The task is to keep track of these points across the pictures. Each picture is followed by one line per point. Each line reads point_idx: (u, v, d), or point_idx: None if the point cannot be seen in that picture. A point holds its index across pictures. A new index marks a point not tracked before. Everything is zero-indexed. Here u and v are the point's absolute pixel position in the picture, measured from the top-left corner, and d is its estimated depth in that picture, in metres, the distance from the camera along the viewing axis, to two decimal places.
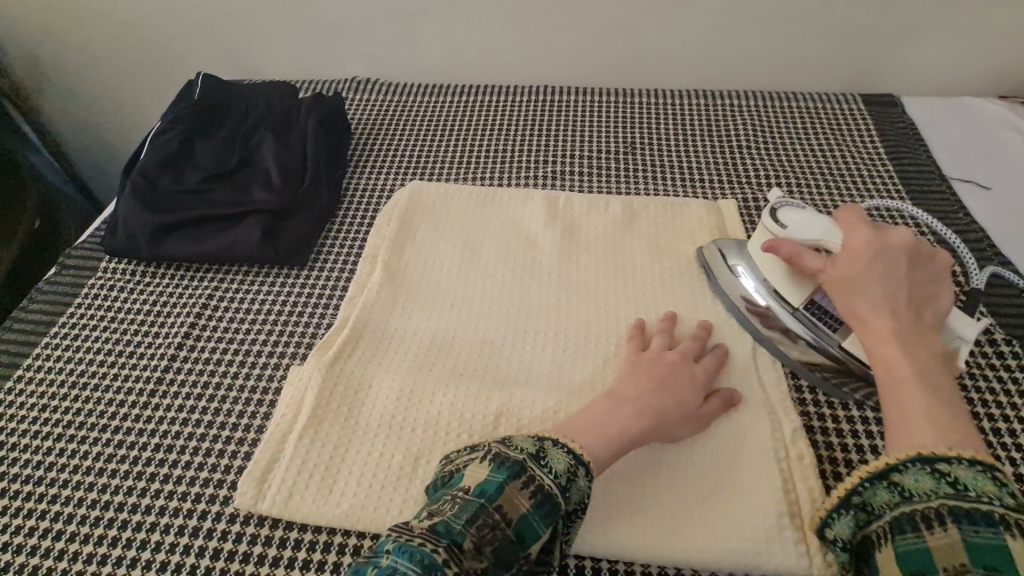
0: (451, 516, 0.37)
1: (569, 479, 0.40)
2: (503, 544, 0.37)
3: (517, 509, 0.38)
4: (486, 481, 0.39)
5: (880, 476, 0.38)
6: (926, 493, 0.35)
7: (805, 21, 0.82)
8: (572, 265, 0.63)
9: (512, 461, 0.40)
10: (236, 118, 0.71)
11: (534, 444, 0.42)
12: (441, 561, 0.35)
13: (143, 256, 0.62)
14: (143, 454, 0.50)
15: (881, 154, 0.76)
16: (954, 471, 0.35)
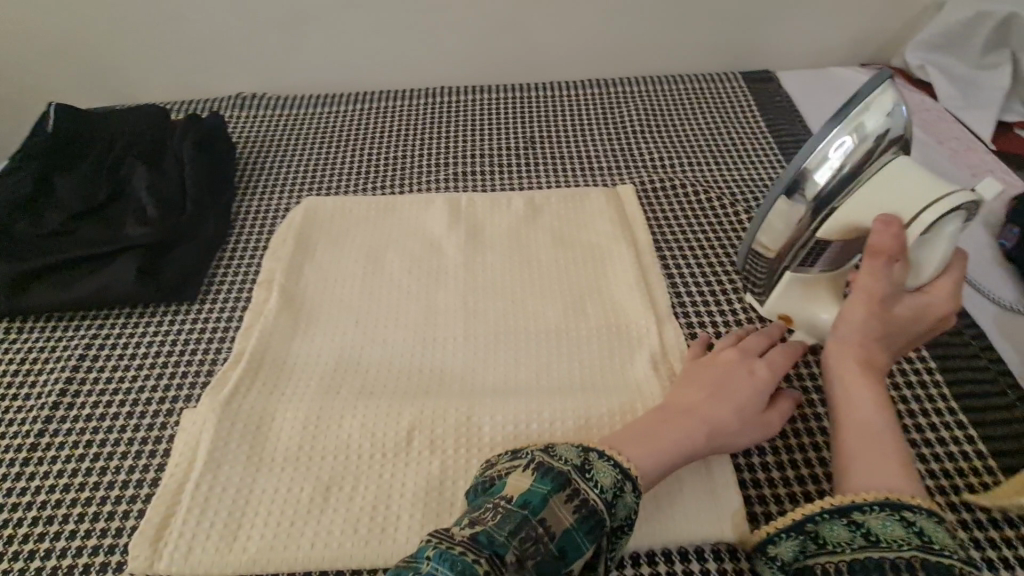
0: (493, 525, 0.35)
1: (616, 495, 0.39)
2: (545, 557, 0.35)
3: (560, 519, 0.36)
4: (530, 489, 0.37)
5: (845, 515, 0.38)
6: (893, 539, 0.36)
7: (679, 7, 0.86)
8: (478, 267, 0.62)
9: (559, 473, 0.39)
10: (102, 149, 0.65)
11: (580, 455, 0.40)
12: (484, 572, 0.33)
13: (2, 309, 0.56)
14: (18, 530, 0.45)
15: (764, 126, 0.81)
16: (919, 522, 0.36)
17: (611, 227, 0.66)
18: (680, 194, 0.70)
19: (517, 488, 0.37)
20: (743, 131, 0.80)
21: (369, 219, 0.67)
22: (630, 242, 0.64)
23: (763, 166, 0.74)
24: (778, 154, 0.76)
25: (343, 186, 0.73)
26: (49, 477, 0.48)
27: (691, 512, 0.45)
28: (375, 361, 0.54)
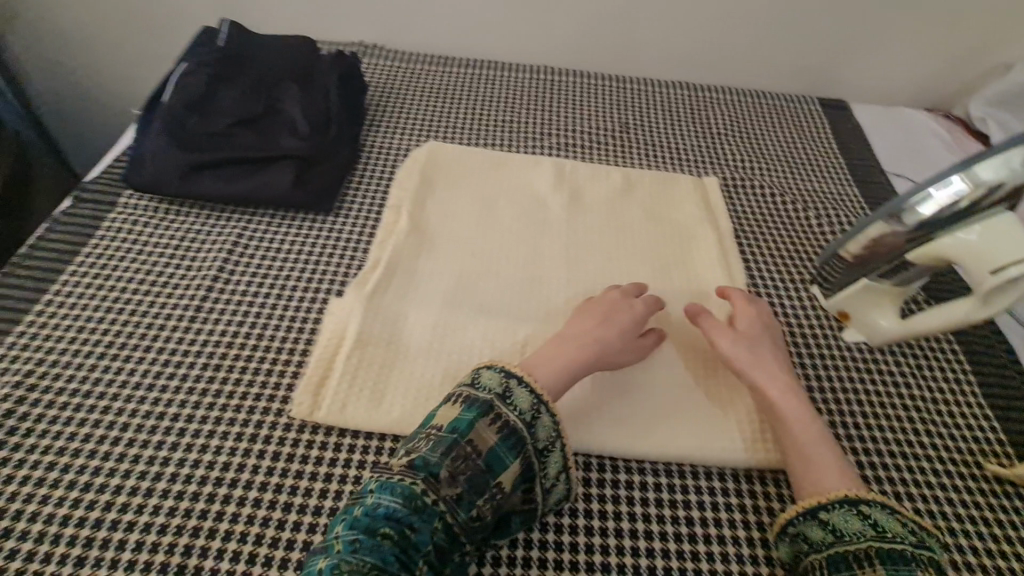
0: (429, 450, 0.43)
1: (534, 415, 0.47)
2: (470, 474, 0.43)
3: (485, 441, 0.44)
4: (457, 418, 0.45)
5: (815, 515, 0.44)
6: (855, 534, 0.42)
7: (777, 28, 0.93)
8: (578, 223, 0.71)
9: (481, 401, 0.46)
10: (260, 68, 0.73)
11: (500, 382, 0.47)
12: (419, 490, 0.41)
13: (172, 192, 0.65)
14: (193, 372, 0.55)
15: (836, 147, 0.89)
16: (873, 515, 0.43)
17: (696, 211, 0.74)
18: (757, 193, 0.79)
19: (446, 420, 0.45)
20: (817, 148, 0.88)
21: (484, 168, 0.75)
22: (712, 225, 0.72)
23: (834, 181, 0.82)
24: (847, 173, 0.84)
25: (458, 136, 0.81)
26: (217, 339, 0.57)
27: (752, 446, 0.53)
28: (489, 287, 0.62)
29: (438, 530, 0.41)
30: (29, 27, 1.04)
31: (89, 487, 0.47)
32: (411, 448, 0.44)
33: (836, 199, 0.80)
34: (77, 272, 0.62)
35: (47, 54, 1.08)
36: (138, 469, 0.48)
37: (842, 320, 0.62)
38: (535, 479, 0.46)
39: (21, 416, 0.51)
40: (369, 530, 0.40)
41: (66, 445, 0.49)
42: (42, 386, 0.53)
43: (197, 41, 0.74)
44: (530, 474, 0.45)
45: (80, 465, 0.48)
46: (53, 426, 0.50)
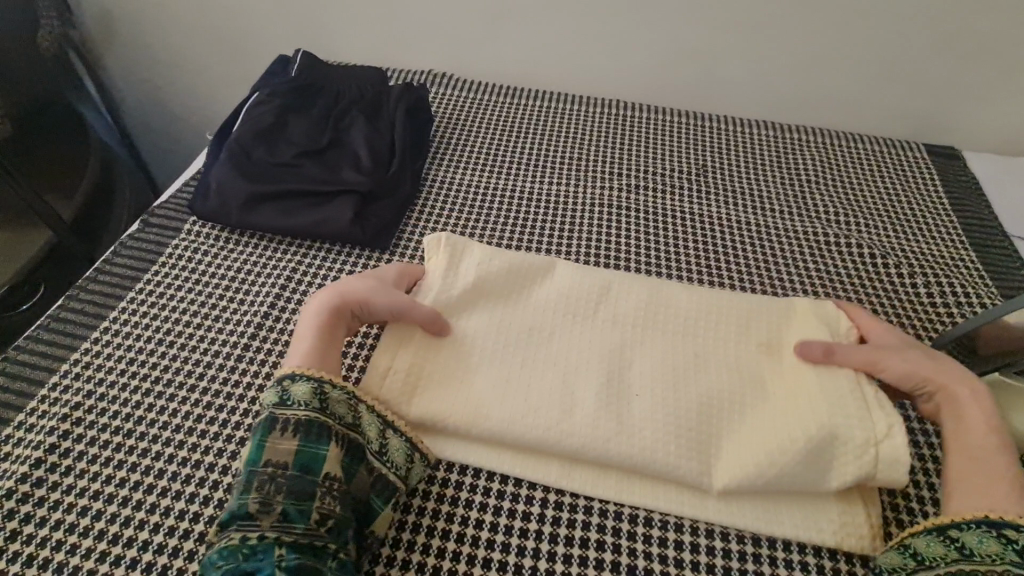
0: (234, 500, 0.43)
1: (322, 398, 0.47)
2: (288, 486, 0.43)
3: (283, 454, 0.45)
4: (247, 454, 0.45)
5: (942, 531, 0.43)
6: (990, 555, 0.40)
7: (880, 67, 0.84)
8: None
9: (263, 420, 0.46)
10: (330, 99, 0.72)
11: (277, 390, 0.47)
12: (236, 543, 0.41)
13: (232, 222, 0.64)
14: (233, 418, 0.54)
15: (946, 202, 0.78)
16: (1022, 540, 0.40)
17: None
18: (854, 254, 0.70)
19: (241, 463, 0.45)
20: (924, 204, 0.77)
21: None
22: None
23: (945, 243, 0.72)
24: (962, 235, 0.73)
25: (523, 174, 0.77)
26: (259, 385, 0.56)
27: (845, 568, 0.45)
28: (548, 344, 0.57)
29: (282, 558, 0.40)
30: (126, 51, 1.11)
31: (116, 540, 0.46)
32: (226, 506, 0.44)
33: (948, 265, 0.69)
34: (134, 300, 0.62)
35: (140, 74, 1.15)
36: (166, 522, 0.47)
37: None
38: (365, 452, 0.47)
39: (64, 452, 0.51)
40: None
41: (101, 489, 0.49)
42: (88, 421, 0.53)
43: (273, 70, 0.74)
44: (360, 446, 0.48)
45: (111, 511, 0.48)
46: (90, 466, 0.50)
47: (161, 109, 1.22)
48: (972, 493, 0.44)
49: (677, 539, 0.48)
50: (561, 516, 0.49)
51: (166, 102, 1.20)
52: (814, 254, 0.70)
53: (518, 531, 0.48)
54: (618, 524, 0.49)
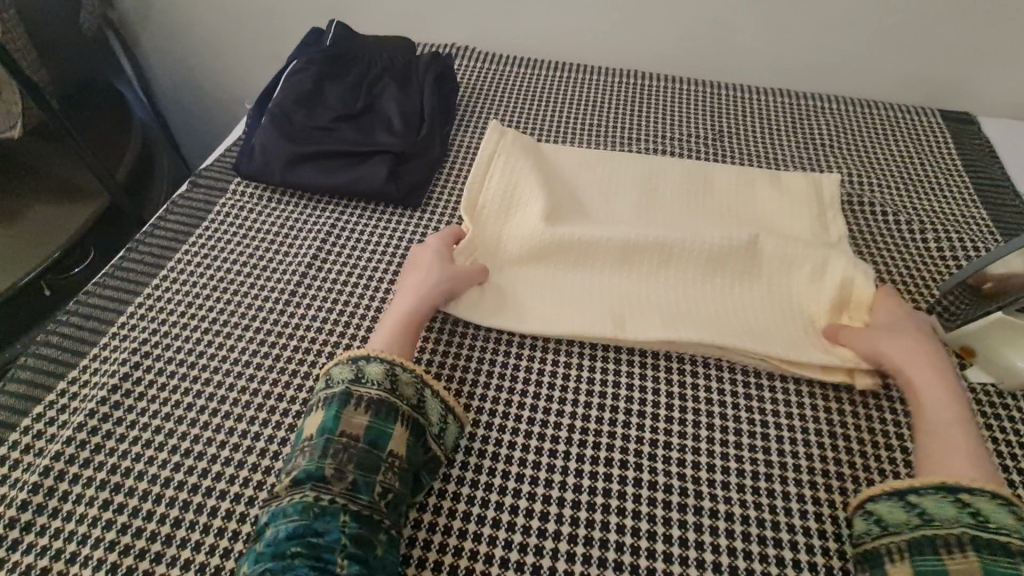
0: (310, 461, 0.48)
1: (393, 379, 0.52)
2: (359, 457, 0.48)
3: (355, 426, 0.49)
4: (322, 422, 0.50)
5: (901, 497, 0.46)
6: (946, 518, 0.44)
7: (897, 32, 0.86)
8: (646, 213, 0.67)
9: (338, 395, 0.51)
10: (362, 67, 0.76)
11: (351, 369, 0.52)
12: (310, 499, 0.46)
13: (275, 180, 0.68)
14: (285, 355, 0.59)
15: (958, 164, 0.80)
16: (975, 503, 0.44)
17: (810, 220, 0.66)
18: (868, 211, 0.72)
19: (314, 428, 0.50)
20: (936, 165, 0.79)
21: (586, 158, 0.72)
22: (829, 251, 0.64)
23: (954, 202, 0.74)
24: (974, 195, 0.75)
25: (546, 138, 0.81)
26: (307, 327, 0.61)
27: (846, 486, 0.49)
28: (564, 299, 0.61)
29: (347, 522, 0.45)
30: (159, 31, 1.15)
31: (189, 454, 0.52)
32: (295, 464, 0.48)
33: (959, 221, 0.71)
34: (188, 252, 0.67)
35: (173, 53, 1.19)
36: (231, 440, 0.53)
37: (966, 357, 0.57)
38: (427, 433, 0.51)
39: (136, 381, 0.57)
40: (279, 554, 0.43)
41: (172, 412, 0.55)
42: (155, 355, 0.59)
43: (309, 40, 0.78)
44: (422, 436, 0.51)
45: (180, 430, 0.54)
46: (161, 393, 0.56)
47: (194, 88, 1.27)
48: (952, 456, 0.47)
49: (694, 460, 0.53)
50: (587, 441, 0.54)
51: (198, 81, 1.25)
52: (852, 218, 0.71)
53: (547, 452, 0.53)
54: (641, 446, 0.54)
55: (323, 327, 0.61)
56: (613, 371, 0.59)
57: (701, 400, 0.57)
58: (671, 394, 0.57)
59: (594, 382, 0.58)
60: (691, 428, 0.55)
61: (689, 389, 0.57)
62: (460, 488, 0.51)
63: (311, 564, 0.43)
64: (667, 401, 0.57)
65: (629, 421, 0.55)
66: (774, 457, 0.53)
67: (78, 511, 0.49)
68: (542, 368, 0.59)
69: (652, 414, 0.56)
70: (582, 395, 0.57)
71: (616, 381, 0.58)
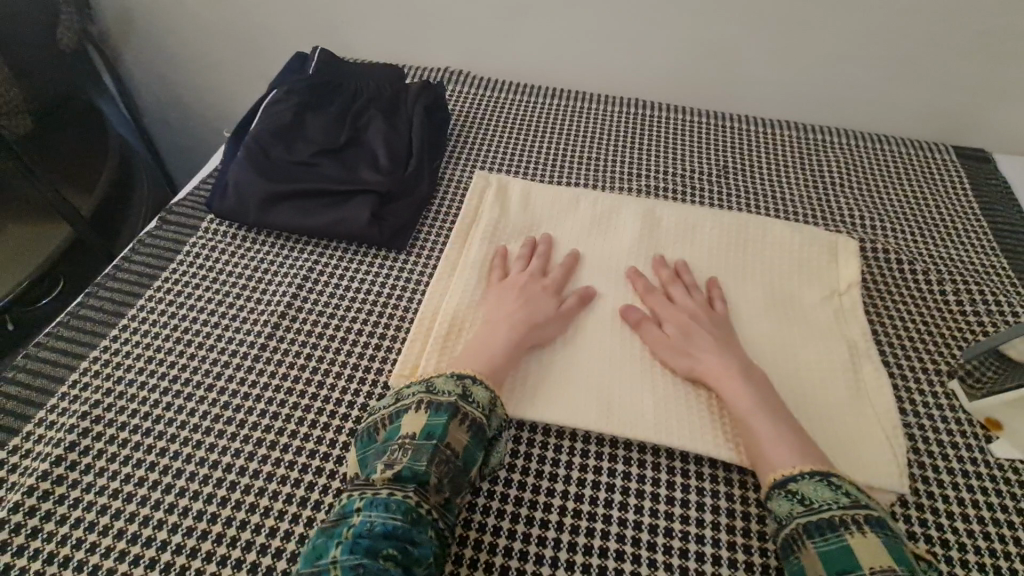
0: (414, 461, 0.45)
1: (496, 409, 0.50)
2: (456, 476, 0.46)
3: (459, 444, 0.47)
4: (429, 426, 0.47)
5: (785, 488, 0.46)
6: (788, 513, 0.45)
7: (911, 66, 0.82)
8: (642, 279, 0.62)
9: (446, 403, 0.48)
10: (348, 97, 0.72)
11: (458, 385, 0.50)
12: (412, 502, 0.43)
13: (249, 220, 0.64)
14: (250, 420, 0.53)
15: (974, 208, 0.76)
16: (800, 489, 0.45)
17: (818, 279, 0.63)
18: (881, 258, 0.68)
19: (417, 429, 0.47)
20: (951, 210, 0.75)
21: (582, 204, 0.68)
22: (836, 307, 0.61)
23: (972, 249, 0.70)
24: (992, 241, 0.71)
25: (542, 172, 0.76)
26: (277, 386, 0.56)
27: None
28: (554, 357, 0.57)
29: (435, 538, 0.43)
30: (143, 46, 1.11)
31: (136, 539, 0.46)
32: (393, 458, 0.46)
33: (976, 270, 0.68)
34: (152, 298, 0.62)
35: (157, 69, 1.15)
36: (185, 522, 0.47)
37: (993, 430, 0.53)
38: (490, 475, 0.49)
39: (83, 451, 0.51)
40: (373, 552, 0.40)
41: (121, 487, 0.49)
42: (106, 418, 0.53)
43: (292, 67, 0.74)
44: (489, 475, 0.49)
45: (127, 511, 0.48)
46: (110, 464, 0.50)
47: (178, 105, 1.22)
48: (776, 449, 0.48)
49: (698, 551, 0.47)
50: (581, 525, 0.48)
51: (183, 98, 1.20)
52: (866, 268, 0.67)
53: (538, 538, 0.48)
54: (639, 534, 0.48)
55: (293, 387, 0.56)
56: (610, 441, 0.54)
57: (705, 477, 0.52)
58: (673, 469, 0.52)
59: (588, 453, 0.53)
60: (697, 511, 0.50)
61: (692, 463, 0.53)
62: None
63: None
64: (666, 479, 0.51)
65: (625, 502, 0.50)
66: None
67: None
68: (532, 438, 0.54)
69: (653, 493, 0.51)
70: (575, 470, 0.52)
71: (614, 452, 0.53)
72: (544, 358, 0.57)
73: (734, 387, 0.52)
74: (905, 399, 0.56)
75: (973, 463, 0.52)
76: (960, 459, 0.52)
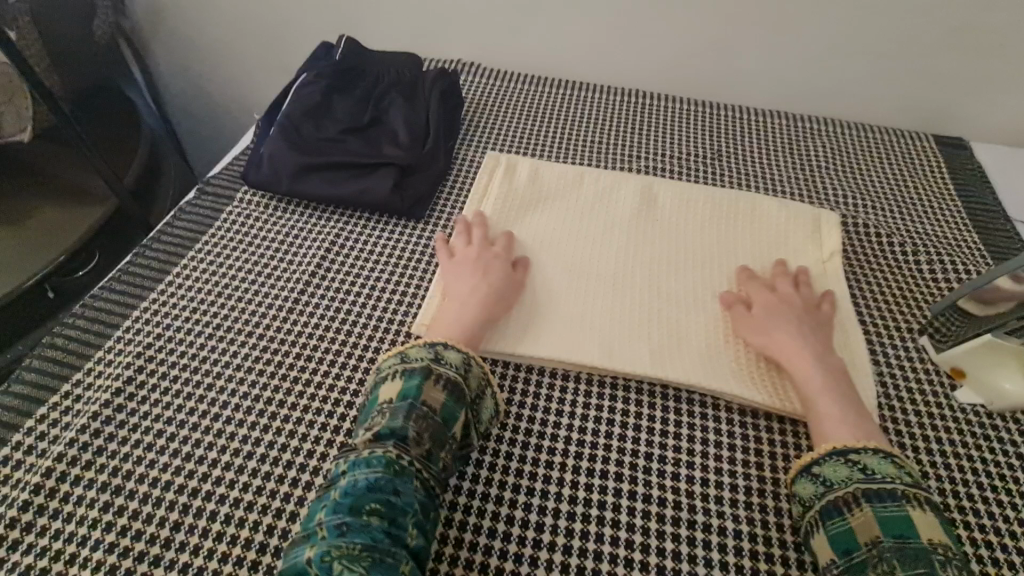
0: (393, 420, 0.49)
1: (468, 368, 0.53)
2: (435, 430, 0.49)
3: (435, 401, 0.50)
4: (403, 389, 0.51)
5: (808, 471, 0.49)
6: (808, 497, 0.47)
7: (893, 58, 0.88)
8: (638, 247, 0.68)
9: (419, 369, 0.52)
10: (370, 81, 0.78)
11: (429, 351, 0.54)
12: (393, 456, 0.47)
13: (282, 190, 0.70)
14: (286, 362, 0.59)
15: (950, 188, 0.81)
16: (821, 472, 0.48)
17: (802, 245, 0.69)
18: (861, 231, 0.74)
19: (393, 394, 0.51)
20: (928, 189, 0.81)
21: (585, 179, 0.74)
22: (819, 269, 0.67)
23: (945, 224, 0.76)
24: (965, 219, 0.77)
25: (549, 152, 0.82)
26: (309, 334, 0.62)
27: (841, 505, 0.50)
28: (560, 311, 0.62)
29: (419, 489, 0.46)
30: (172, 39, 1.17)
31: (190, 458, 0.52)
32: (374, 422, 0.50)
33: (949, 242, 0.73)
34: (194, 258, 0.68)
35: (184, 61, 1.21)
36: (233, 445, 0.53)
37: (957, 378, 0.59)
38: (474, 430, 0.52)
39: (138, 385, 0.57)
40: (356, 509, 0.44)
41: (173, 416, 0.55)
42: (158, 359, 0.59)
43: (319, 54, 0.80)
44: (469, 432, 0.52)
45: (181, 435, 0.54)
46: (163, 397, 0.56)
47: (202, 96, 1.29)
48: (834, 428, 0.51)
49: (689, 475, 0.53)
50: (584, 453, 0.54)
51: (207, 89, 1.27)
52: (847, 239, 0.73)
53: (545, 464, 0.54)
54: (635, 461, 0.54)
55: (324, 336, 0.62)
56: (612, 385, 0.59)
57: (697, 415, 0.57)
58: (668, 408, 0.57)
59: (591, 394, 0.58)
60: (689, 443, 0.55)
61: (684, 404, 0.58)
62: (456, 498, 0.51)
63: (387, 527, 0.44)
64: (661, 416, 0.57)
65: (625, 434, 0.55)
66: (771, 472, 0.53)
67: (79, 514, 0.49)
68: (540, 382, 0.59)
69: (650, 428, 0.56)
70: (579, 408, 0.57)
71: (614, 394, 0.58)
72: (551, 312, 0.62)
73: (808, 372, 0.55)
74: (879, 352, 0.61)
75: (938, 405, 0.57)
76: (927, 402, 0.57)
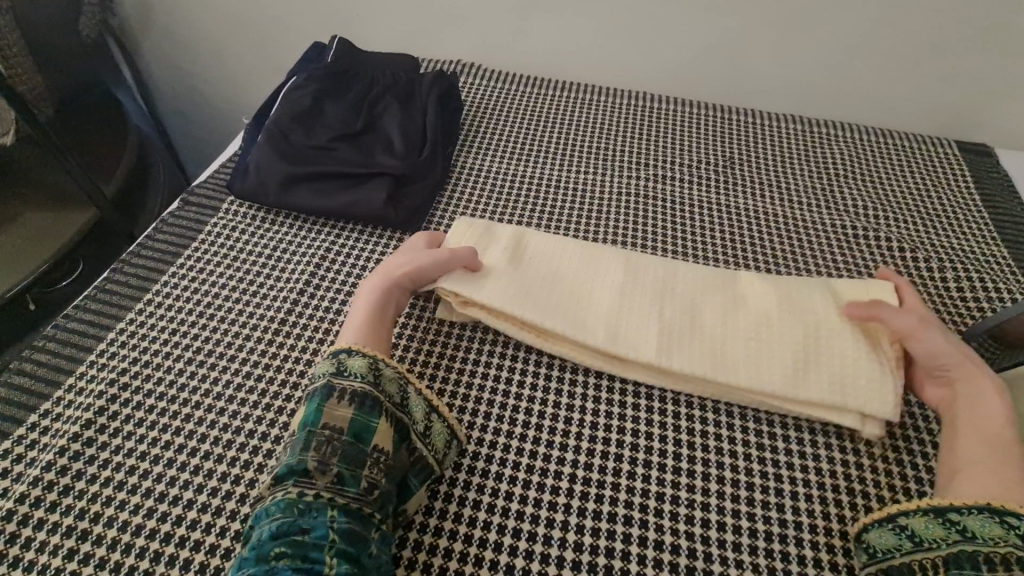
0: (291, 455, 0.45)
1: (376, 373, 0.50)
2: (344, 451, 0.46)
3: (338, 419, 0.47)
4: (304, 415, 0.48)
5: (941, 513, 0.44)
6: (935, 539, 0.43)
7: (915, 61, 0.83)
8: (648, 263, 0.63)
9: (318, 389, 0.49)
10: (363, 85, 0.74)
11: (332, 362, 0.50)
12: (293, 497, 0.43)
13: (270, 201, 0.66)
14: (271, 389, 0.55)
15: (977, 201, 0.77)
16: (964, 521, 0.43)
17: None
18: (882, 248, 0.70)
19: (296, 423, 0.48)
20: (954, 202, 0.76)
21: None
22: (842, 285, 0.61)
23: (973, 240, 0.71)
24: (995, 235, 0.72)
25: (551, 160, 0.78)
26: (296, 357, 0.58)
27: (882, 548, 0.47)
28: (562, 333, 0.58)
29: (333, 520, 0.43)
30: (163, 39, 1.13)
31: (163, 497, 0.48)
32: (280, 461, 0.46)
33: (978, 260, 0.69)
34: (174, 274, 0.64)
35: (175, 61, 1.17)
36: (211, 483, 0.49)
37: None
38: (411, 431, 0.49)
39: (111, 416, 0.53)
40: (262, 557, 0.40)
41: (147, 450, 0.51)
42: (134, 386, 0.55)
43: (310, 56, 0.76)
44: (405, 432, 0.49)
45: (156, 471, 0.50)
46: (138, 428, 0.52)
47: (195, 97, 1.25)
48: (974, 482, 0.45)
49: (704, 518, 0.49)
50: (589, 493, 0.50)
51: (199, 90, 1.23)
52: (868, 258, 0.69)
53: (548, 504, 0.49)
54: (646, 501, 0.50)
55: (311, 359, 0.58)
56: (619, 415, 0.55)
57: (711, 450, 0.53)
58: (679, 441, 0.54)
59: (592, 425, 0.54)
60: (702, 480, 0.51)
61: (697, 437, 0.54)
62: (451, 542, 0.47)
63: (297, 564, 0.40)
64: (673, 451, 0.53)
65: (633, 471, 0.51)
66: (791, 515, 0.49)
67: (42, 560, 0.45)
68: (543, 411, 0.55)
69: (660, 463, 0.52)
70: (583, 441, 0.53)
71: (621, 425, 0.54)
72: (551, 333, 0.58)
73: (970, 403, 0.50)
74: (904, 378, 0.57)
75: None
76: None
